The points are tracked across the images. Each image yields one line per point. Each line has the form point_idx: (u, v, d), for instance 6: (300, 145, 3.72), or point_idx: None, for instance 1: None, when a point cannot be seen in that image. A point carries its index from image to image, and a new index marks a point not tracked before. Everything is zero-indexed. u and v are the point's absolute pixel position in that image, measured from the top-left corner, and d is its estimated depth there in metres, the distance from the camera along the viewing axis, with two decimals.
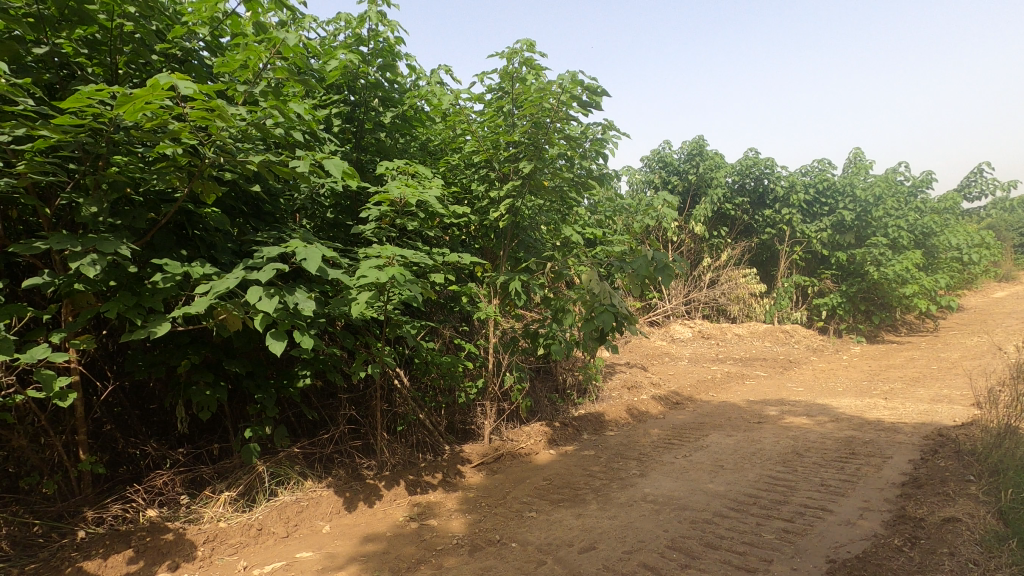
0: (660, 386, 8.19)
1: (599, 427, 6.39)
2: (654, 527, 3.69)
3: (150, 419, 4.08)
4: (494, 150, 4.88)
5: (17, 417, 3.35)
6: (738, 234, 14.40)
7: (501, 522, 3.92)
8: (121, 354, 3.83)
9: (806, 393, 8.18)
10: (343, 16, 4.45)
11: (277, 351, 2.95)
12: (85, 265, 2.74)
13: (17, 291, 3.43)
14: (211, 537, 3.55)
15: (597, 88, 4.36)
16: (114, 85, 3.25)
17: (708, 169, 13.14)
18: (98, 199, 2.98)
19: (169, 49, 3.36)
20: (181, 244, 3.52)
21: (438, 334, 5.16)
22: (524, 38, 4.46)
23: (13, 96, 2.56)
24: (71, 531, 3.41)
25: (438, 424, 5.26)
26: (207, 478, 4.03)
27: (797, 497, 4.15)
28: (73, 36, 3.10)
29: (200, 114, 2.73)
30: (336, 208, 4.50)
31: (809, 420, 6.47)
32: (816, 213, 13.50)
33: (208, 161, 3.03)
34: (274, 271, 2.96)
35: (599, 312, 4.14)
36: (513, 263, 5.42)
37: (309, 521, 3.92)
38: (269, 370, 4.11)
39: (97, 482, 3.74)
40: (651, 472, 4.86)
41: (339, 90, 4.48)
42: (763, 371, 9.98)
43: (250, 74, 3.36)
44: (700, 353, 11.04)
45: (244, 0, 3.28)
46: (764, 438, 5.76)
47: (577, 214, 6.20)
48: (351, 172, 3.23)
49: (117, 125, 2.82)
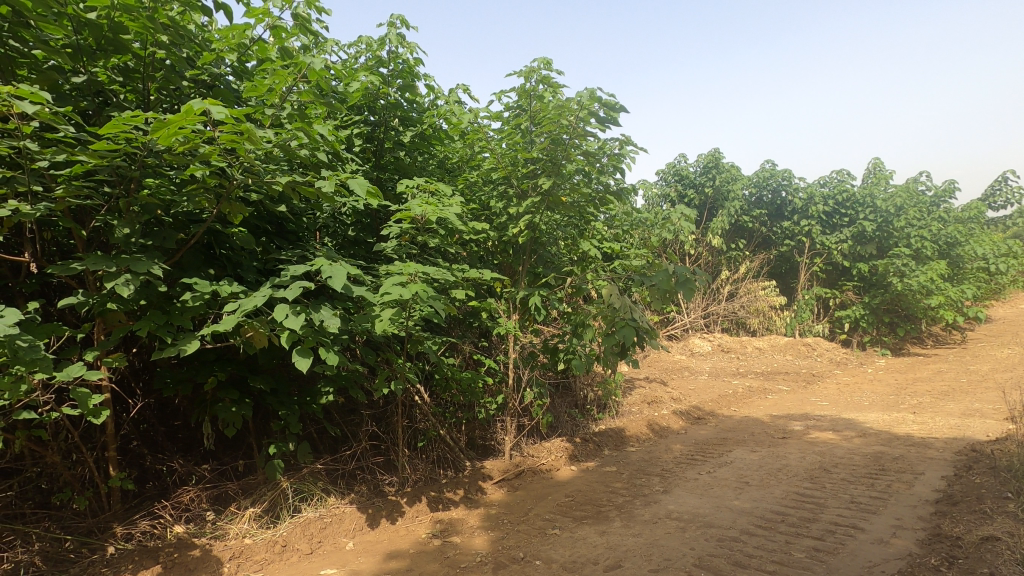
0: (680, 400, 8.09)
1: (620, 443, 6.32)
2: (679, 545, 3.64)
3: (175, 436, 4.16)
4: (512, 167, 4.92)
5: (51, 434, 3.43)
6: (756, 246, 14.36)
7: (524, 539, 3.89)
8: (147, 371, 3.90)
9: (831, 408, 8.04)
10: (363, 39, 4.56)
11: (302, 368, 3.00)
12: (120, 285, 2.83)
13: (51, 310, 3.55)
14: (236, 553, 3.58)
15: (615, 104, 4.40)
16: (145, 109, 3.37)
17: (725, 182, 13.24)
18: (131, 221, 3.07)
19: (199, 75, 3.46)
20: (208, 263, 3.61)
21: (457, 350, 5.13)
22: (540, 57, 4.54)
23: (54, 124, 2.64)
24: (101, 547, 3.46)
25: (458, 440, 5.26)
26: (232, 494, 4.08)
27: (826, 514, 4.06)
28: (108, 65, 3.22)
29: (231, 138, 2.80)
30: (357, 226, 4.62)
31: (835, 435, 6.34)
32: (835, 224, 13.24)
33: (236, 182, 3.11)
34: (300, 289, 2.99)
35: (620, 326, 4.15)
36: (532, 278, 5.42)
37: (333, 538, 3.93)
38: (292, 388, 4.16)
39: (125, 498, 3.80)
40: (675, 488, 4.79)
41: (360, 111, 4.56)
42: (786, 386, 9.82)
43: (276, 98, 3.45)
44: (720, 367, 10.91)
45: (268, 26, 3.39)
46: (790, 453, 5.66)
47: (594, 229, 6.22)
48: (374, 192, 3.25)
49: (150, 150, 2.91)
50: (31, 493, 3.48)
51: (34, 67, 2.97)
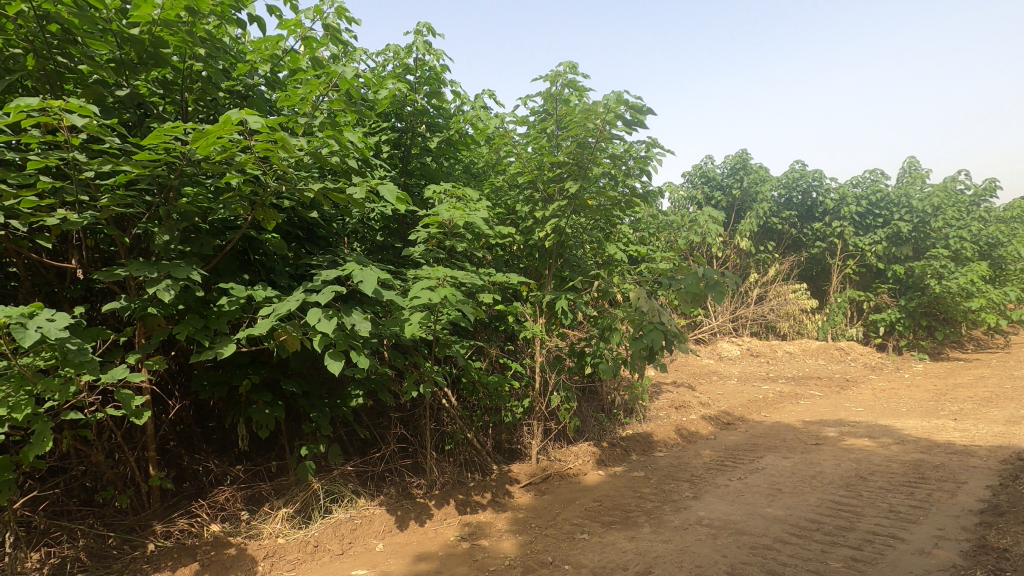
0: (709, 405, 7.98)
1: (647, 448, 6.26)
2: (711, 552, 3.58)
3: (210, 437, 4.27)
4: (538, 171, 4.93)
5: (95, 434, 3.57)
6: (786, 248, 14.14)
7: (552, 544, 3.88)
8: (184, 373, 4.02)
9: (867, 414, 7.82)
10: (391, 47, 4.63)
11: (334, 371, 3.05)
12: (161, 290, 2.93)
13: (95, 314, 3.69)
14: (270, 553, 3.65)
15: (642, 106, 4.38)
16: (183, 120, 3.47)
17: (753, 183, 13.08)
18: (170, 228, 3.16)
19: (234, 86, 3.57)
20: (242, 269, 3.70)
21: (483, 354, 5.16)
22: (566, 60, 4.56)
23: (100, 136, 2.73)
24: (142, 544, 3.57)
25: (486, 443, 5.28)
26: (265, 494, 4.17)
27: (863, 523, 3.95)
28: (148, 78, 3.32)
29: (266, 146, 2.86)
30: (385, 231, 4.65)
31: (871, 442, 6.17)
32: (869, 225, 12.98)
33: (270, 190, 3.18)
34: (332, 293, 3.04)
35: (648, 330, 4.10)
36: (559, 281, 5.41)
37: (363, 539, 3.98)
38: (323, 390, 4.23)
39: (164, 497, 3.92)
40: (705, 494, 4.72)
41: (387, 118, 4.63)
42: (818, 391, 9.59)
43: (308, 106, 3.52)
44: (750, 371, 10.72)
45: (300, 37, 3.48)
46: (824, 460, 5.52)
47: (620, 232, 6.19)
48: (404, 198, 3.27)
49: (189, 159, 3.00)
50: (77, 490, 3.62)
51: (80, 82, 3.11)
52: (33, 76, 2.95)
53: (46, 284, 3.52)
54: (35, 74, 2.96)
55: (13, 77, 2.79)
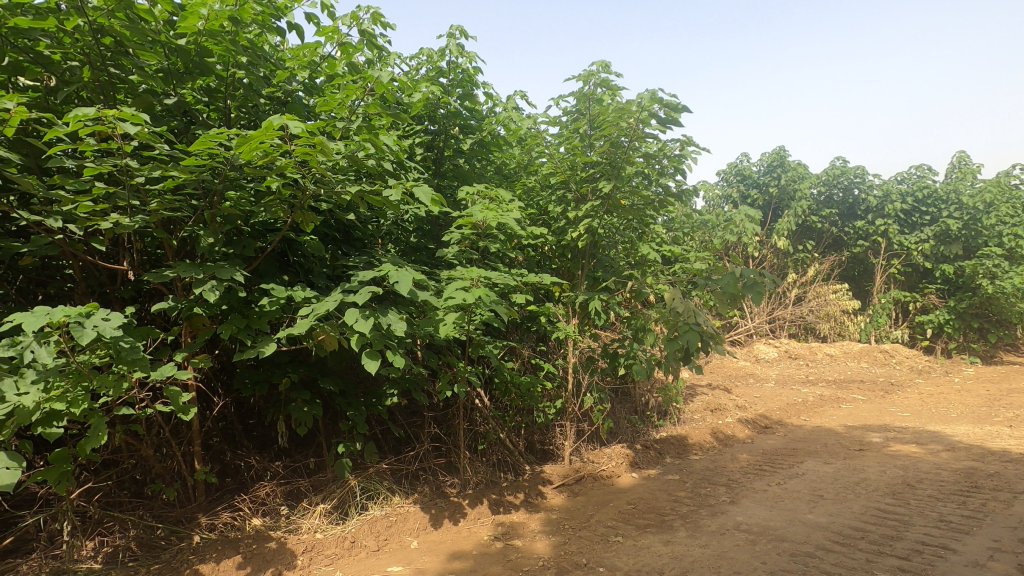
0: (746, 408, 7.80)
1: (682, 451, 6.16)
2: (750, 558, 3.50)
3: (251, 433, 4.40)
4: (571, 171, 4.91)
5: (145, 429, 3.72)
6: (826, 248, 13.73)
7: (586, 545, 3.86)
8: (227, 371, 4.15)
9: (914, 419, 7.52)
10: (425, 51, 4.69)
11: (370, 370, 3.10)
12: (206, 290, 3.04)
13: (144, 314, 3.84)
14: (309, 548, 3.73)
15: (676, 104, 4.32)
16: (227, 127, 3.58)
17: (791, 181, 12.77)
18: (214, 231, 3.28)
19: (274, 93, 3.67)
20: (282, 270, 3.81)
21: (516, 354, 5.17)
22: (598, 60, 4.54)
23: (151, 143, 2.84)
24: (188, 535, 3.69)
25: (518, 444, 5.28)
26: (304, 490, 4.27)
27: (912, 533, 3.80)
28: (194, 86, 3.44)
29: (305, 151, 2.92)
30: (419, 232, 4.70)
31: (919, 449, 5.93)
32: (915, 223, 12.51)
33: (309, 193, 3.26)
34: (369, 294, 3.09)
35: (683, 331, 4.03)
36: (592, 282, 5.36)
37: (398, 537, 4.03)
38: (359, 389, 4.31)
39: (208, 491, 4.06)
40: (742, 499, 4.62)
41: (421, 121, 4.69)
42: (861, 394, 9.27)
43: (345, 111, 3.59)
44: (788, 374, 10.44)
45: (337, 44, 3.56)
46: (868, 467, 5.34)
47: (654, 232, 6.12)
48: (438, 200, 3.29)
49: (232, 164, 3.10)
50: (128, 483, 3.78)
51: (131, 92, 3.24)
52: (89, 87, 3.09)
53: (99, 285, 3.68)
54: (90, 84, 3.09)
55: (71, 89, 2.93)
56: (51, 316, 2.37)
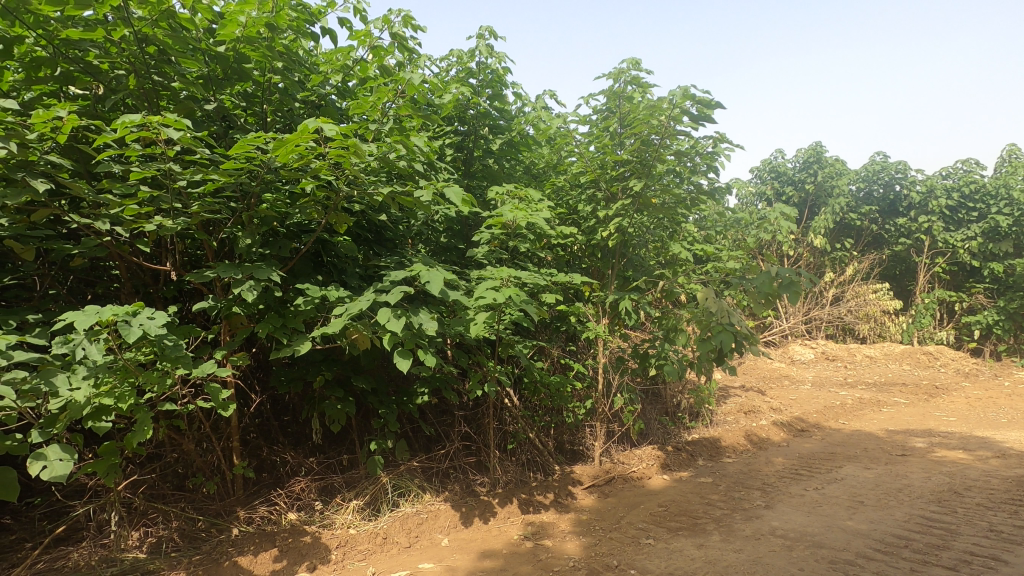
0: (781, 411, 7.62)
1: (715, 453, 6.05)
2: (787, 564, 3.42)
3: (286, 430, 4.51)
4: (601, 170, 4.87)
5: (186, 424, 3.84)
6: (865, 246, 13.29)
7: (617, 547, 3.82)
8: (263, 369, 4.26)
9: (961, 424, 7.21)
10: (454, 52, 4.73)
11: (402, 369, 3.14)
12: (245, 290, 3.13)
13: (186, 313, 3.98)
14: (342, 543, 3.80)
15: (709, 101, 4.24)
16: (263, 131, 3.68)
17: (828, 177, 12.42)
18: (252, 232, 3.37)
19: (309, 97, 3.75)
20: (316, 270, 3.89)
21: (545, 354, 5.16)
22: (629, 57, 4.50)
23: (193, 148, 2.92)
24: (227, 528, 3.80)
25: (548, 444, 5.27)
26: (337, 486, 4.35)
27: (959, 542, 3.64)
28: (232, 92, 3.54)
29: (339, 152, 2.97)
30: (449, 232, 4.74)
31: (967, 455, 5.68)
32: (961, 219, 12.00)
33: (342, 195, 3.32)
34: (401, 293, 3.12)
35: (717, 331, 3.95)
36: (622, 281, 5.31)
37: (429, 534, 4.07)
38: (390, 388, 4.37)
39: (246, 485, 4.17)
40: (778, 503, 4.52)
41: (451, 122, 4.73)
42: (903, 398, 8.94)
43: (377, 113, 3.65)
44: (825, 376, 10.14)
45: (369, 47, 3.61)
46: (912, 473, 5.14)
47: (686, 231, 6.02)
48: (469, 200, 3.31)
49: (269, 167, 3.17)
50: (170, 476, 3.92)
51: (173, 98, 3.34)
52: (134, 95, 3.20)
53: (143, 285, 3.82)
54: (135, 91, 3.20)
55: (117, 96, 3.04)
56: (101, 315, 2.46)
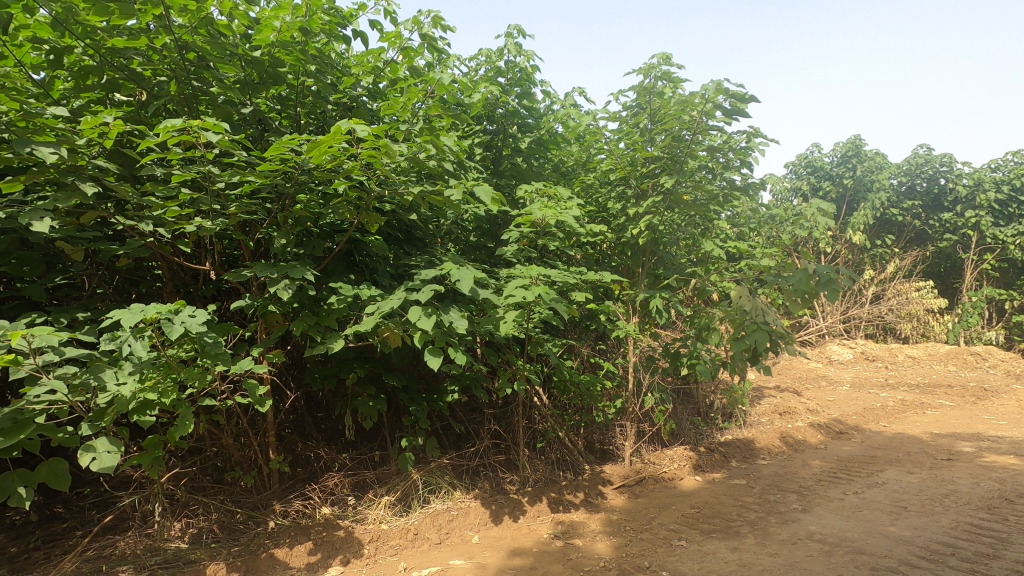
0: (818, 413, 7.41)
1: (749, 455, 5.93)
2: (825, 570, 3.32)
3: (320, 426, 4.62)
4: (631, 167, 4.80)
5: (225, 419, 3.96)
6: (908, 242, 12.82)
7: (648, 549, 3.78)
8: (297, 366, 4.38)
9: (1012, 428, 6.88)
10: (483, 51, 4.74)
11: (433, 367, 3.16)
12: (280, 289, 3.20)
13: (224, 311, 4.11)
14: (374, 537, 3.86)
15: (743, 94, 4.14)
16: (297, 133, 3.76)
17: (867, 171, 12.03)
18: (287, 232, 3.44)
19: (341, 99, 3.82)
20: (349, 269, 3.96)
21: (575, 352, 5.14)
22: (659, 52, 4.44)
23: (230, 151, 2.95)
24: (264, 521, 3.90)
25: (578, 443, 5.25)
26: (369, 482, 4.41)
27: (1010, 552, 3.48)
28: (267, 95, 3.65)
29: (371, 153, 3.00)
30: (478, 231, 4.76)
31: (1019, 461, 5.42)
32: (1011, 214, 11.45)
33: (374, 194, 3.37)
34: (431, 292, 3.14)
35: (751, 331, 3.86)
36: (652, 280, 5.24)
37: (459, 530, 4.10)
38: (420, 386, 4.45)
39: (282, 479, 4.27)
40: (815, 507, 4.40)
41: (480, 121, 4.75)
42: (949, 400, 8.59)
43: (408, 114, 3.70)
44: (865, 377, 9.83)
45: (400, 49, 3.65)
46: (958, 478, 4.94)
47: (718, 228, 5.91)
48: (498, 199, 3.31)
49: (303, 168, 3.23)
50: (210, 469, 4.05)
51: (211, 102, 3.45)
52: (175, 100, 3.32)
53: (184, 284, 3.96)
54: (176, 97, 3.31)
55: (160, 102, 3.16)
56: (145, 313, 2.56)
